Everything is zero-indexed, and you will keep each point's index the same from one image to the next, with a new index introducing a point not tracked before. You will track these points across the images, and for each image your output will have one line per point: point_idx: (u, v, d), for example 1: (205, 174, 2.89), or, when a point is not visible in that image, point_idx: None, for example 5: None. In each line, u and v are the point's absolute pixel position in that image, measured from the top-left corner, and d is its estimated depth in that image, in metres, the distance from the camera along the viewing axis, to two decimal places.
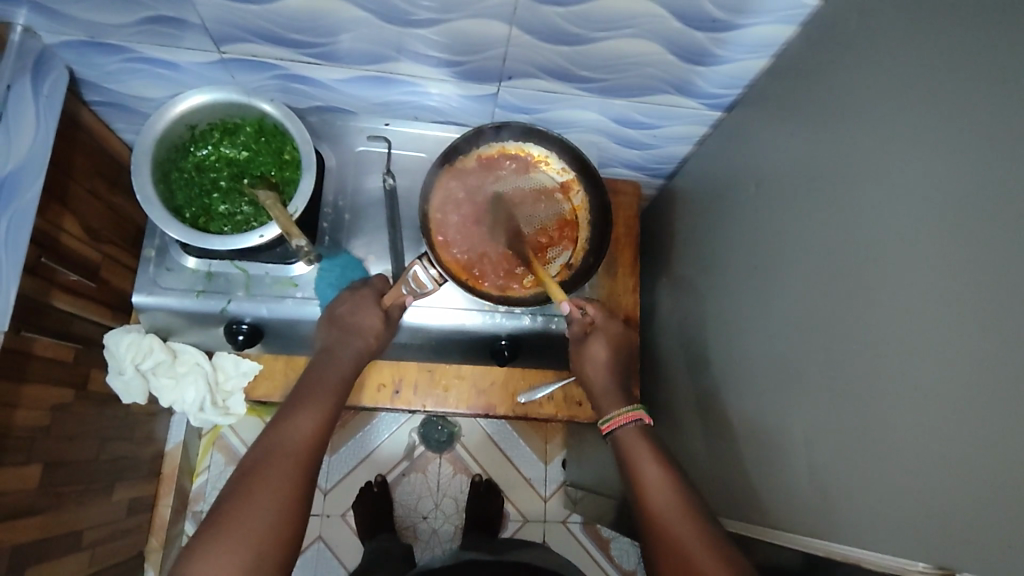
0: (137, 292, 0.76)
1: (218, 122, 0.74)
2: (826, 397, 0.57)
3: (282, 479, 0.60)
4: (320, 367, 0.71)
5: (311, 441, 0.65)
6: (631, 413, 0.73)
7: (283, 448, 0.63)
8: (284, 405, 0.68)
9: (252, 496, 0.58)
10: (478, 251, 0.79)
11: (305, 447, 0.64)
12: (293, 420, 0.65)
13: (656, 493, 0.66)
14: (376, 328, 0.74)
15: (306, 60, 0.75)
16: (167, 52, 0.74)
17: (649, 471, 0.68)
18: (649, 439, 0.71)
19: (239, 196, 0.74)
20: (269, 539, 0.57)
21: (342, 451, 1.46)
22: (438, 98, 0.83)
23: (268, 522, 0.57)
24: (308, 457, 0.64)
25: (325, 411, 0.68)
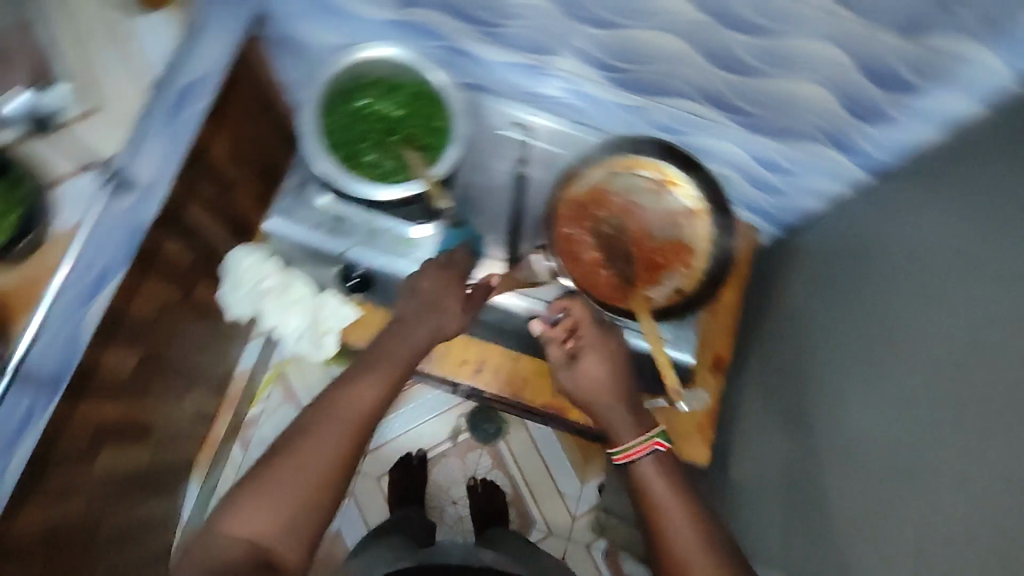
0: (272, 217, 0.80)
1: (383, 79, 0.78)
2: (943, 487, 0.55)
3: (324, 452, 0.64)
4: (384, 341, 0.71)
5: (363, 418, 0.67)
6: (649, 443, 0.71)
7: (338, 415, 0.66)
8: (344, 375, 0.69)
9: (292, 474, 0.63)
10: (590, 255, 0.78)
11: (358, 416, 0.66)
12: (352, 391, 0.67)
13: (669, 504, 0.68)
14: (455, 310, 0.74)
15: (475, 36, 0.78)
16: (352, 4, 0.79)
17: (652, 479, 0.70)
18: (668, 467, 0.71)
19: (385, 150, 0.77)
20: (299, 512, 0.63)
21: (392, 417, 1.49)
22: (586, 99, 0.84)
23: (302, 489, 0.63)
24: (356, 434, 0.66)
25: (379, 384, 0.68)
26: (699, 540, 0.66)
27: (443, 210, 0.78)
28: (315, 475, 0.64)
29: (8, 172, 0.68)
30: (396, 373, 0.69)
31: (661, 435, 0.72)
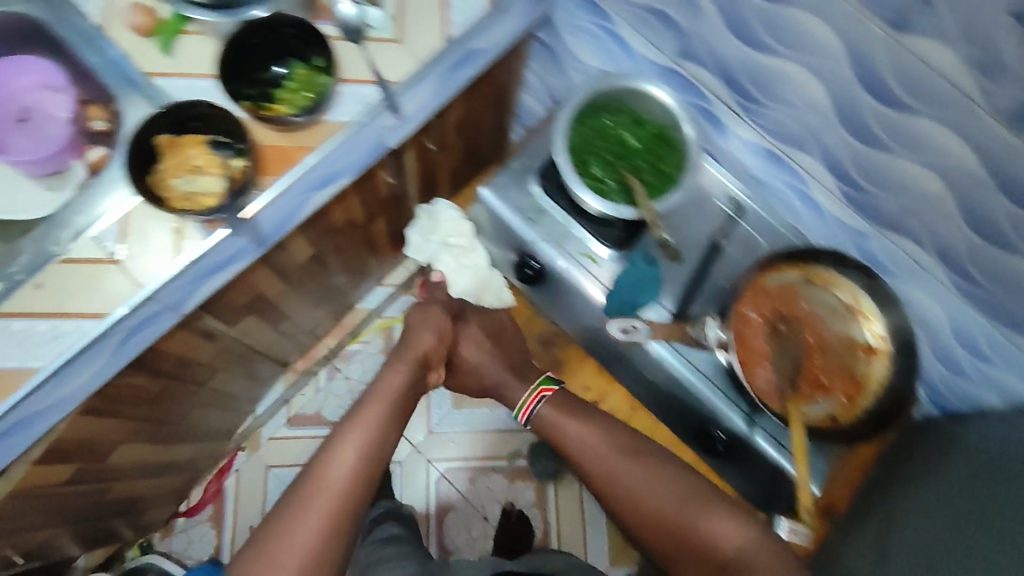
0: (487, 186, 0.86)
1: (636, 110, 0.82)
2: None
3: (328, 490, 0.65)
4: (369, 390, 0.75)
5: (363, 456, 0.68)
6: (536, 392, 0.84)
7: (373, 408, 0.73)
8: (333, 431, 0.70)
9: (344, 439, 0.69)
10: (761, 349, 0.78)
11: (352, 470, 0.67)
12: (337, 453, 0.67)
13: (592, 446, 0.78)
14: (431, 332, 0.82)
15: (734, 107, 0.81)
16: (635, 38, 0.85)
17: (585, 440, 0.79)
18: (564, 403, 0.83)
19: (611, 171, 0.81)
20: (371, 459, 0.68)
21: (462, 411, 1.47)
22: (808, 204, 0.84)
23: (358, 453, 0.68)
24: (358, 471, 0.67)
25: (376, 434, 0.70)
26: (646, 472, 0.74)
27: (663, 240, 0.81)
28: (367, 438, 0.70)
29: (321, 62, 0.74)
30: (392, 408, 0.74)
31: (547, 378, 0.85)
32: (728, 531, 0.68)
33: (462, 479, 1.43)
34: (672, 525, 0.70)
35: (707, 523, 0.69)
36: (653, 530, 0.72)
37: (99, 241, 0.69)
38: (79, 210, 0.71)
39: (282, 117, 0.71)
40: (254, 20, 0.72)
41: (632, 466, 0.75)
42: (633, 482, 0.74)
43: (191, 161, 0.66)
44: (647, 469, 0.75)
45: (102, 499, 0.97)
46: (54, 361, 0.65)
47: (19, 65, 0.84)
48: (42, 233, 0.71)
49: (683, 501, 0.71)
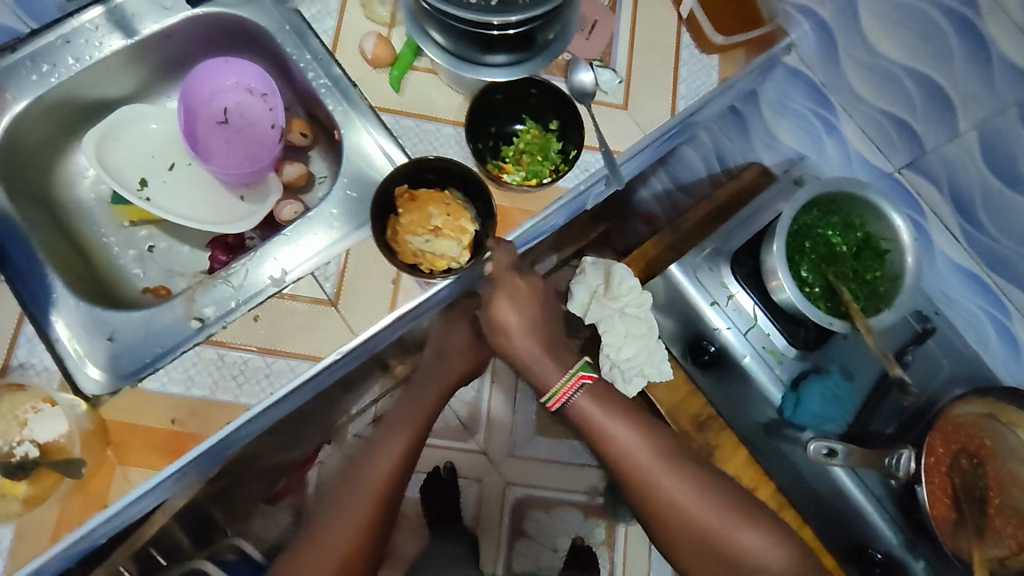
0: (679, 264, 0.85)
1: (850, 213, 0.79)
2: None
3: (366, 486, 0.71)
4: (402, 408, 0.78)
5: (396, 466, 0.72)
6: (574, 380, 0.71)
7: (416, 405, 0.78)
8: (379, 429, 0.76)
9: (389, 443, 0.74)
10: (943, 484, 0.75)
11: (397, 458, 0.73)
12: (382, 453, 0.73)
13: (631, 443, 0.70)
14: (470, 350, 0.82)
15: (955, 228, 0.78)
16: (857, 136, 0.81)
17: (620, 434, 0.70)
18: (604, 395, 0.72)
19: (817, 273, 0.79)
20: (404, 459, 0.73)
21: (543, 440, 1.45)
22: (1007, 337, 0.80)
23: (400, 450, 0.73)
24: (392, 473, 0.72)
25: (411, 437, 0.75)
26: (672, 473, 0.69)
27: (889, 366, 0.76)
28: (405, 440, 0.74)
29: (555, 128, 0.74)
30: (426, 420, 0.77)
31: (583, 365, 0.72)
32: (748, 540, 0.66)
33: (536, 507, 1.43)
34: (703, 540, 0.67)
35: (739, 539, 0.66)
36: (684, 536, 0.68)
37: (317, 278, 0.67)
38: (291, 244, 0.69)
39: (514, 181, 0.70)
40: (515, 80, 0.72)
41: (665, 472, 0.68)
42: (667, 488, 0.68)
43: (433, 222, 0.66)
44: (680, 478, 0.69)
45: (222, 497, 0.96)
46: (265, 401, 0.63)
47: (226, 65, 0.77)
48: (251, 262, 0.69)
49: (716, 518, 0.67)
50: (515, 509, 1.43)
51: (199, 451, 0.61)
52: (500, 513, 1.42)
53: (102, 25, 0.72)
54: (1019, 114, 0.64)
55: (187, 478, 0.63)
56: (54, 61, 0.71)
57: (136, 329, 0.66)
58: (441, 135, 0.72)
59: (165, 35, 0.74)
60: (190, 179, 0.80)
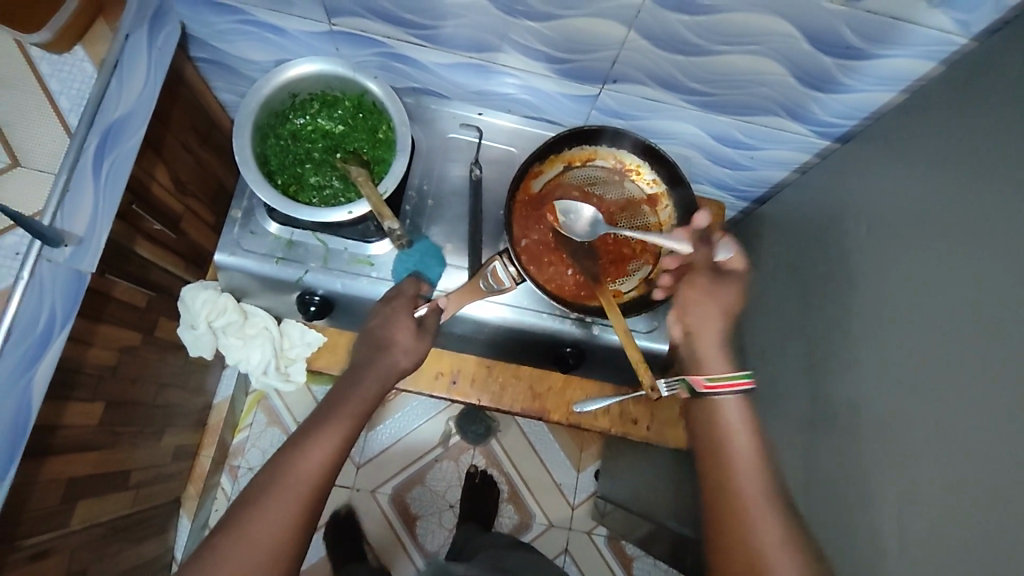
0: (220, 251, 0.77)
1: (320, 93, 0.74)
2: (891, 486, 0.57)
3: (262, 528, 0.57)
4: (330, 400, 0.67)
5: (323, 473, 0.62)
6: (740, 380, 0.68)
7: (346, 403, 0.66)
8: (308, 426, 0.65)
9: (314, 445, 0.62)
10: (554, 257, 0.77)
11: (318, 478, 0.61)
12: (311, 445, 0.62)
13: None
14: (405, 341, 0.70)
15: (412, 40, 0.74)
16: (279, 19, 0.76)
17: (732, 414, 0.67)
18: None
19: (330, 169, 0.75)
20: (328, 462, 0.62)
21: (375, 431, 1.44)
22: (535, 94, 0.81)
23: (318, 464, 0.62)
24: (321, 485, 0.61)
25: (346, 435, 0.65)
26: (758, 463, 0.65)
27: (391, 229, 0.69)
28: (332, 437, 0.64)
29: None
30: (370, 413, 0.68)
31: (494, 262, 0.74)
32: None
33: (412, 487, 1.43)
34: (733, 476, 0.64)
35: None
36: None
37: None
38: None
39: None
40: None
41: None
42: None
43: None
44: None
45: None
46: None
47: None
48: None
49: None
50: (395, 500, 1.42)
51: None
52: (387, 522, 1.41)
53: None
54: None
55: None
56: None
57: None
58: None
59: None
60: None
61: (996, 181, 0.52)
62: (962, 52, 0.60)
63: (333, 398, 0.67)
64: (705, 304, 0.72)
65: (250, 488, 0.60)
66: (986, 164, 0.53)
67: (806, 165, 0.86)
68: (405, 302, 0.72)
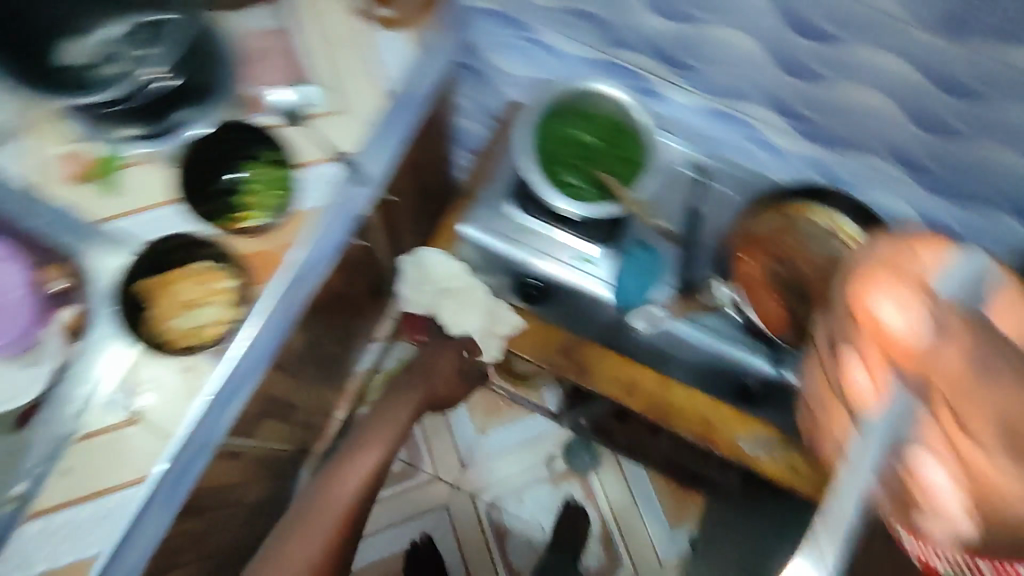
0: (466, 222, 0.87)
1: (586, 109, 0.84)
2: None
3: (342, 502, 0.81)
4: (381, 409, 0.93)
5: (349, 510, 0.81)
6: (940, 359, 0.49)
7: (392, 423, 0.91)
8: (359, 441, 0.88)
9: (358, 463, 0.85)
10: (762, 294, 0.82)
11: (345, 510, 0.80)
12: (337, 484, 0.83)
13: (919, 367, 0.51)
14: (446, 373, 0.98)
15: (673, 79, 0.86)
16: (563, 42, 0.88)
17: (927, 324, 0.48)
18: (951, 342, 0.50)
19: (583, 173, 0.82)
20: (366, 445, 0.88)
21: (488, 438, 1.49)
22: (766, 146, 0.89)
23: (337, 496, 0.81)
24: (349, 514, 0.81)
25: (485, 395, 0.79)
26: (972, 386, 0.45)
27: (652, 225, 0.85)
28: (372, 451, 0.87)
29: (275, 155, 0.74)
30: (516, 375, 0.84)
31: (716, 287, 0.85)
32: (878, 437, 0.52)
33: (509, 500, 1.46)
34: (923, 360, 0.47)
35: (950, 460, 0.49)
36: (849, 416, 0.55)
37: (108, 410, 0.65)
38: (71, 393, 0.67)
39: (261, 219, 0.70)
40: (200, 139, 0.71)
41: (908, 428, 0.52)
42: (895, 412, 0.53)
43: (186, 297, 0.68)
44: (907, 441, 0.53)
45: None
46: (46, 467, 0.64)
47: None
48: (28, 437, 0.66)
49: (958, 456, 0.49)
50: (491, 509, 1.45)
51: None
52: (480, 528, 1.44)
53: None
54: None
55: None
56: None
57: None
58: (163, 219, 0.71)
59: None
60: None
61: None
62: None
63: (344, 448, 0.88)
64: (904, 311, 0.49)
65: (343, 449, 0.88)
66: None
67: None
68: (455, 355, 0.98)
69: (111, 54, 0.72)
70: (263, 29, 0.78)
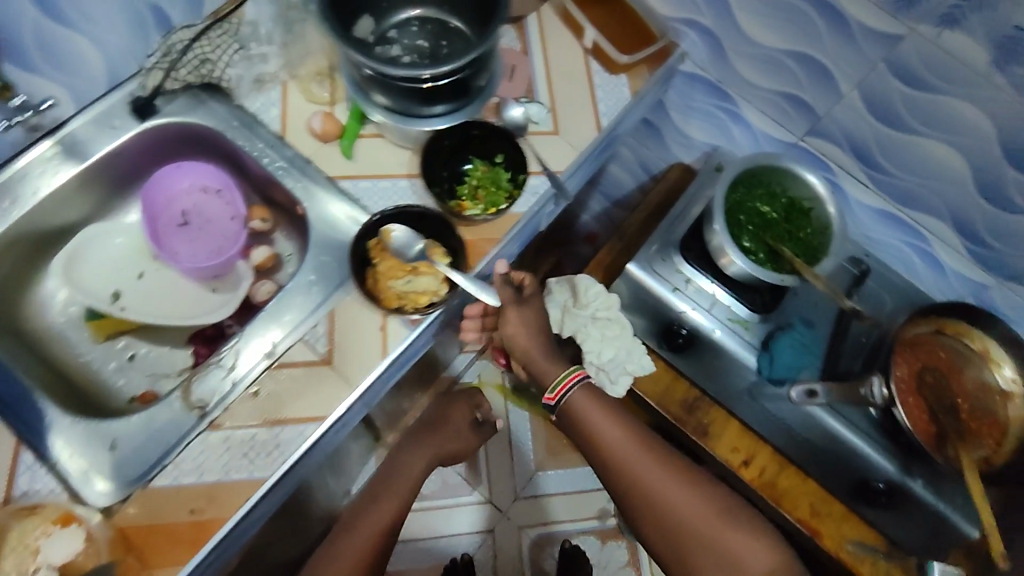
0: (636, 261, 0.91)
1: (774, 185, 0.89)
2: None
3: (378, 522, 0.79)
4: (394, 465, 0.91)
5: (382, 534, 0.79)
6: (574, 374, 0.76)
7: (408, 472, 0.90)
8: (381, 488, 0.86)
9: (382, 505, 0.82)
10: (912, 401, 0.82)
11: (378, 534, 0.78)
12: (376, 512, 0.81)
13: (607, 431, 0.75)
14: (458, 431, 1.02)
15: (860, 177, 0.91)
16: (761, 121, 0.95)
17: (605, 425, 0.75)
18: (592, 396, 0.77)
19: (758, 241, 0.87)
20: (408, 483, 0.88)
21: (544, 475, 1.46)
22: (929, 261, 0.93)
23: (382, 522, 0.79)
24: (381, 540, 0.78)
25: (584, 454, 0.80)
26: (719, 520, 0.70)
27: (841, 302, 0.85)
28: (402, 492, 0.86)
29: (502, 161, 0.80)
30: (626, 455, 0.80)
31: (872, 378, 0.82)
32: (741, 544, 0.68)
33: (553, 544, 1.42)
34: (693, 536, 0.69)
35: (680, 495, 0.72)
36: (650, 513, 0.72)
37: (308, 342, 0.68)
38: (274, 320, 0.71)
39: (477, 213, 0.76)
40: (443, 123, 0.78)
41: (659, 460, 0.74)
42: (631, 451, 0.74)
43: (411, 262, 0.70)
44: (642, 449, 0.75)
45: None
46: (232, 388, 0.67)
47: (178, 169, 0.79)
48: (203, 371, 0.69)
49: (672, 478, 0.73)
50: (534, 549, 1.41)
51: (223, 536, 0.60)
52: (520, 566, 1.39)
53: (51, 156, 0.75)
54: (887, 68, 0.77)
55: (211, 567, 0.61)
56: (13, 196, 0.73)
57: (136, 432, 0.65)
58: (398, 189, 0.77)
59: (115, 154, 0.78)
60: (161, 282, 0.81)
61: None
62: None
63: (379, 487, 0.86)
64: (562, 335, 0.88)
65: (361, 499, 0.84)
66: None
67: None
68: (466, 408, 1.06)
69: (394, 25, 0.79)
70: (509, 49, 0.89)
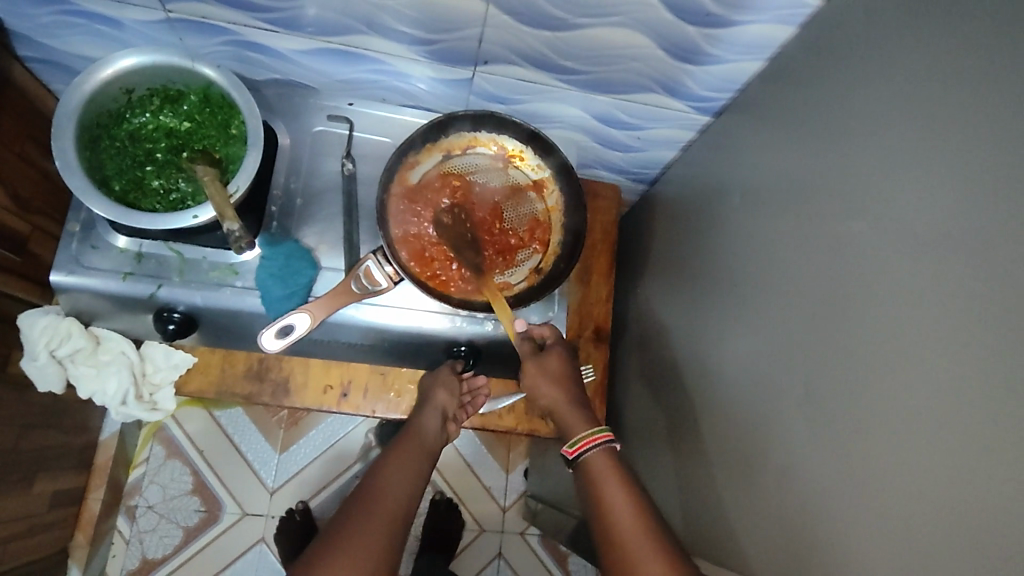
0: (56, 270, 0.68)
1: (160, 88, 0.66)
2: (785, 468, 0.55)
3: (396, 489, 0.65)
4: (375, 472, 0.67)
5: (389, 536, 0.61)
6: (598, 434, 0.68)
7: (417, 436, 0.72)
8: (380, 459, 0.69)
9: (389, 470, 0.67)
10: (439, 254, 0.72)
11: (398, 510, 0.63)
12: (386, 473, 0.66)
13: (620, 513, 0.61)
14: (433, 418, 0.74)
15: (263, 27, 0.67)
16: (111, 9, 0.67)
17: (612, 487, 0.63)
18: (619, 465, 0.66)
19: (176, 171, 0.67)
20: (418, 464, 0.69)
21: (288, 452, 1.36)
22: (410, 81, 0.76)
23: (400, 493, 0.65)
24: (390, 540, 0.60)
25: (414, 467, 0.68)
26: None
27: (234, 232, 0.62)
28: (415, 461, 0.69)
29: None
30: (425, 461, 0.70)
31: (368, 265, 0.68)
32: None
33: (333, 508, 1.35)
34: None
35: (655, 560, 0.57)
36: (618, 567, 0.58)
37: None
38: None
39: None
40: None
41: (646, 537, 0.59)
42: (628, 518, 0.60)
43: None
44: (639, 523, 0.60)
45: None
46: None
47: None
48: None
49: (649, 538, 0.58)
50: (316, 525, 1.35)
51: None
52: None
53: None
54: None
55: None
56: None
57: None
58: None
59: None
60: None
61: (867, 144, 0.50)
62: (820, 15, 0.59)
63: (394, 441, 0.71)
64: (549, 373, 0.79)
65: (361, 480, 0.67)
66: (849, 127, 0.53)
67: (690, 143, 0.85)
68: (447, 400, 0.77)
69: None
70: None
